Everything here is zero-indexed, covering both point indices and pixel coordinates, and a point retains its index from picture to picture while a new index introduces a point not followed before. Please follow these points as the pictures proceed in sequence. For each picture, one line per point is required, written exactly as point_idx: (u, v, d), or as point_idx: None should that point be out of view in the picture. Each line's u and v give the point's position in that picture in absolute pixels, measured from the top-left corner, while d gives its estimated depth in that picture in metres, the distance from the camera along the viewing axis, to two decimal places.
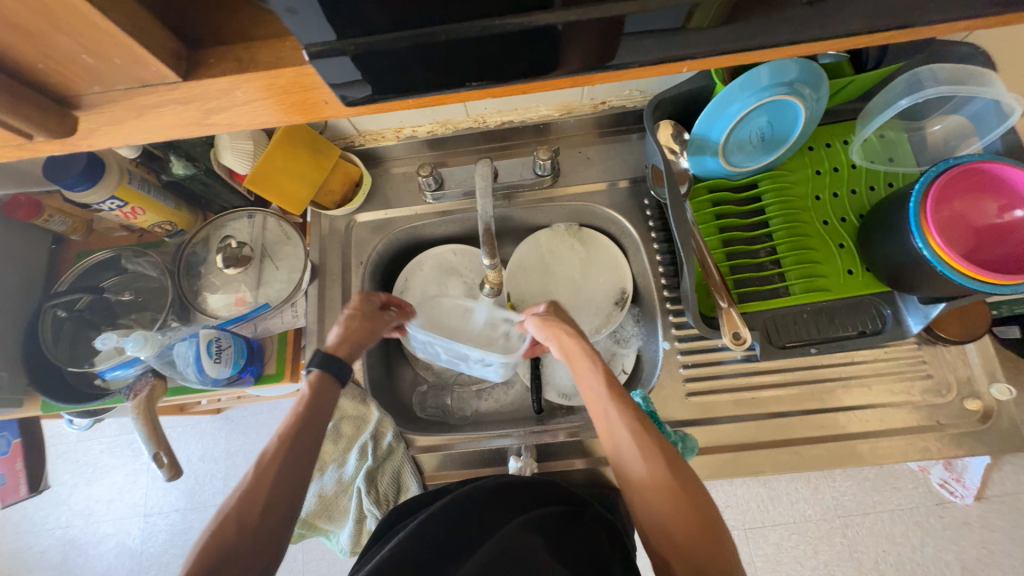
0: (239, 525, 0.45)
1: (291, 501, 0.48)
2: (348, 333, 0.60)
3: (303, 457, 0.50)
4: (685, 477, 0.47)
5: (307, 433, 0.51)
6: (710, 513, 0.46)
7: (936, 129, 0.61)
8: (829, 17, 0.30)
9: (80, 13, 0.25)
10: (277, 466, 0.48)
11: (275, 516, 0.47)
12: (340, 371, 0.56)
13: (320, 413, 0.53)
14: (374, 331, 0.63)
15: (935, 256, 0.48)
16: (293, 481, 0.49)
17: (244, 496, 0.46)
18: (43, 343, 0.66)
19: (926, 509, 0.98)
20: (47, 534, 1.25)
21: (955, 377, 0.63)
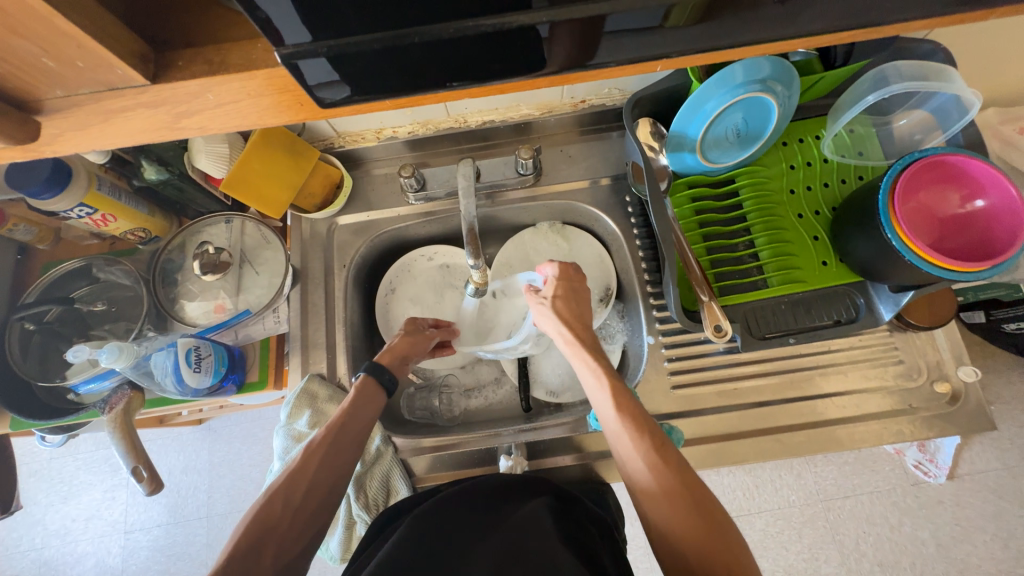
0: (285, 502, 0.48)
1: (333, 486, 0.52)
2: (396, 345, 0.65)
3: (348, 449, 0.54)
4: (687, 476, 0.48)
5: (352, 426, 0.55)
6: (714, 512, 0.46)
7: (902, 123, 0.64)
8: (799, 17, 0.31)
9: (38, 15, 0.24)
10: (323, 454, 0.52)
11: (316, 498, 0.50)
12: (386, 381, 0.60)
13: (363, 411, 0.57)
14: (417, 348, 0.68)
15: (903, 247, 0.50)
16: (337, 469, 0.52)
17: (291, 476, 0.50)
18: (11, 358, 0.64)
19: (902, 490, 1.02)
20: (21, 556, 1.20)
21: (925, 361, 0.65)
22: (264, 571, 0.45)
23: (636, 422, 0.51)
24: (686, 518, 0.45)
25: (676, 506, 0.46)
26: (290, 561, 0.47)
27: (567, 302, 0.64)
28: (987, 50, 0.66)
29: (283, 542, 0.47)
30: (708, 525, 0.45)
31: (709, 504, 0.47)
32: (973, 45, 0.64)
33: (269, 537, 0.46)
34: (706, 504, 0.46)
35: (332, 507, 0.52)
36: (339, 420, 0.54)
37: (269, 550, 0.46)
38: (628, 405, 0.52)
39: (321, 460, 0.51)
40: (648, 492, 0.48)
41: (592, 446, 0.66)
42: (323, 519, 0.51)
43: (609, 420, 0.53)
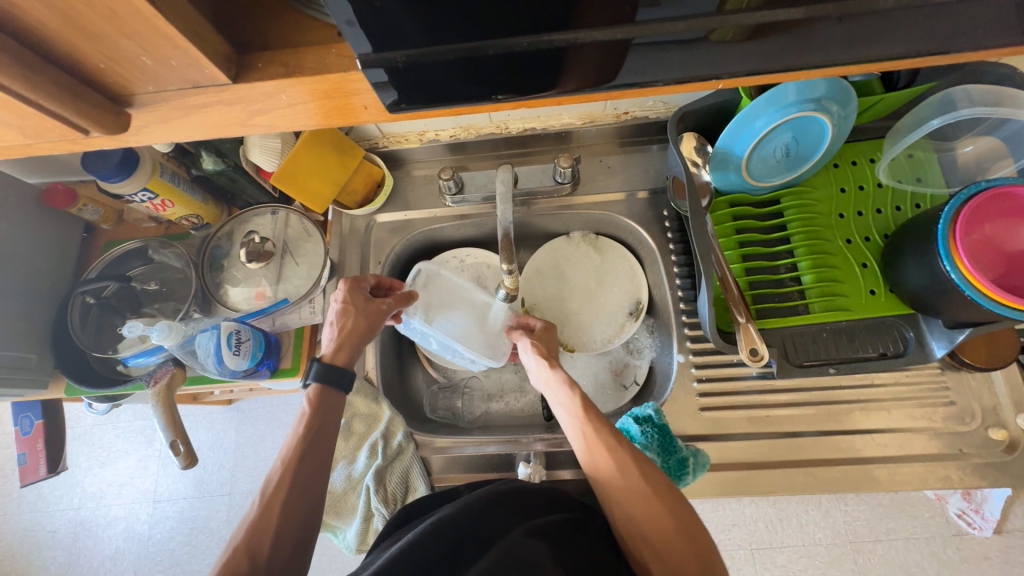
0: (252, 557, 0.47)
1: (302, 525, 0.51)
2: (342, 336, 0.61)
3: (311, 481, 0.52)
4: (661, 482, 0.50)
5: (311, 456, 0.53)
6: (687, 515, 0.48)
7: (967, 150, 0.60)
8: (872, 39, 0.30)
9: (144, 18, 0.26)
10: (286, 489, 0.51)
11: (288, 542, 0.49)
12: (340, 382, 0.58)
13: (323, 429, 0.56)
14: (370, 319, 0.63)
15: (963, 281, 0.47)
16: (303, 507, 0.51)
17: (253, 529, 0.48)
18: (72, 328, 0.69)
19: (942, 540, 0.96)
20: (59, 514, 1.28)
21: (980, 405, 0.61)
22: None
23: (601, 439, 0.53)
24: (658, 516, 0.48)
25: (641, 501, 0.49)
26: None
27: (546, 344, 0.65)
28: None
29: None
30: (682, 529, 0.47)
31: (682, 507, 0.49)
32: None
33: None
34: (673, 503, 0.49)
35: (308, 545, 0.51)
36: (297, 453, 0.52)
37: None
38: (603, 426, 0.54)
39: (285, 501, 0.50)
40: (622, 491, 0.50)
41: None
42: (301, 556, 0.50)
43: (579, 433, 0.55)
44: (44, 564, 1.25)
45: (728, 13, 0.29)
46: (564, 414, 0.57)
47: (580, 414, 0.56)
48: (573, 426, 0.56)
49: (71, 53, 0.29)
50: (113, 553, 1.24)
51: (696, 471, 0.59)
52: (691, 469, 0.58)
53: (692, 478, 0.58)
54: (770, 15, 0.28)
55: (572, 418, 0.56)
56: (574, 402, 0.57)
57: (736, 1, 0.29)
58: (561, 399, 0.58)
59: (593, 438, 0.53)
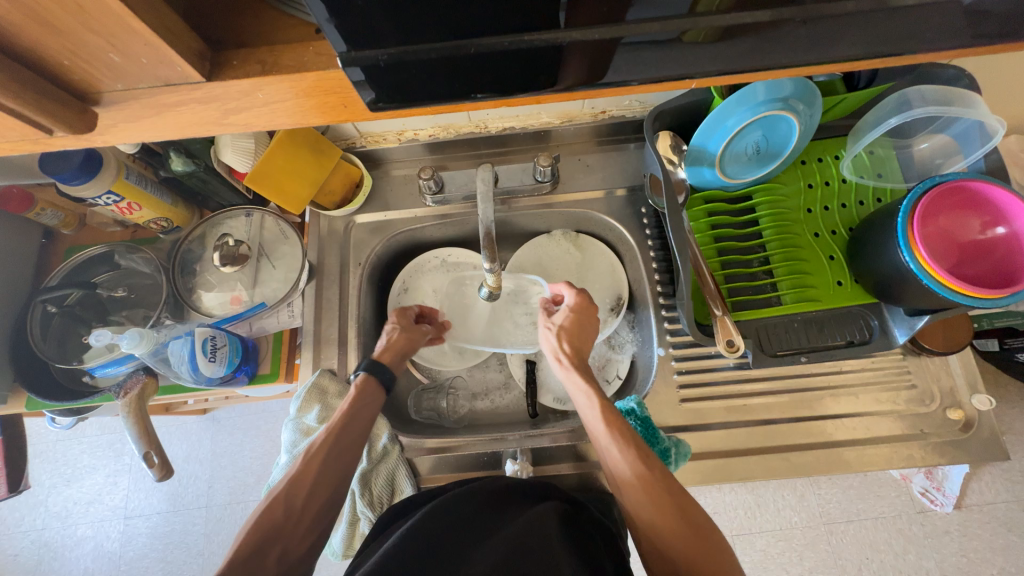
0: (286, 506, 0.49)
1: (334, 489, 0.52)
2: (393, 342, 0.66)
3: (349, 449, 0.55)
4: (671, 482, 0.49)
5: (353, 428, 0.55)
6: (698, 517, 0.47)
7: (923, 147, 0.64)
8: (839, 40, 0.31)
9: (112, 13, 0.25)
10: (326, 454, 0.52)
11: (319, 501, 0.51)
12: (385, 377, 0.61)
13: (364, 411, 0.57)
14: (411, 339, 0.68)
15: (921, 269, 0.50)
16: (337, 474, 0.53)
17: (293, 480, 0.50)
18: (32, 338, 0.65)
19: (908, 517, 1.01)
20: (22, 536, 1.22)
21: (938, 388, 0.65)
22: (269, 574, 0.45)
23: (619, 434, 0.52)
24: (668, 514, 0.47)
25: (654, 496, 0.48)
26: (296, 562, 0.48)
27: (571, 329, 0.64)
28: (1011, 79, 0.66)
29: (287, 545, 0.48)
30: (687, 520, 0.46)
31: (689, 506, 0.48)
32: (997, 73, 0.65)
33: (274, 542, 0.47)
34: (687, 505, 0.47)
35: (332, 509, 0.52)
36: (340, 425, 0.54)
37: (275, 553, 0.46)
38: (617, 421, 0.54)
39: (325, 464, 0.52)
40: (631, 489, 0.50)
41: (594, 456, 0.65)
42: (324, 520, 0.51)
43: (595, 423, 0.55)
44: None
45: (700, 14, 0.29)
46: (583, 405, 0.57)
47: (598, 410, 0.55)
48: (584, 410, 0.57)
49: (32, 48, 0.28)
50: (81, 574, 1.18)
51: (678, 461, 0.60)
52: (674, 459, 0.60)
53: (674, 468, 0.60)
54: (739, 18, 0.29)
55: (582, 403, 0.57)
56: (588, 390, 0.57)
57: (706, 3, 0.29)
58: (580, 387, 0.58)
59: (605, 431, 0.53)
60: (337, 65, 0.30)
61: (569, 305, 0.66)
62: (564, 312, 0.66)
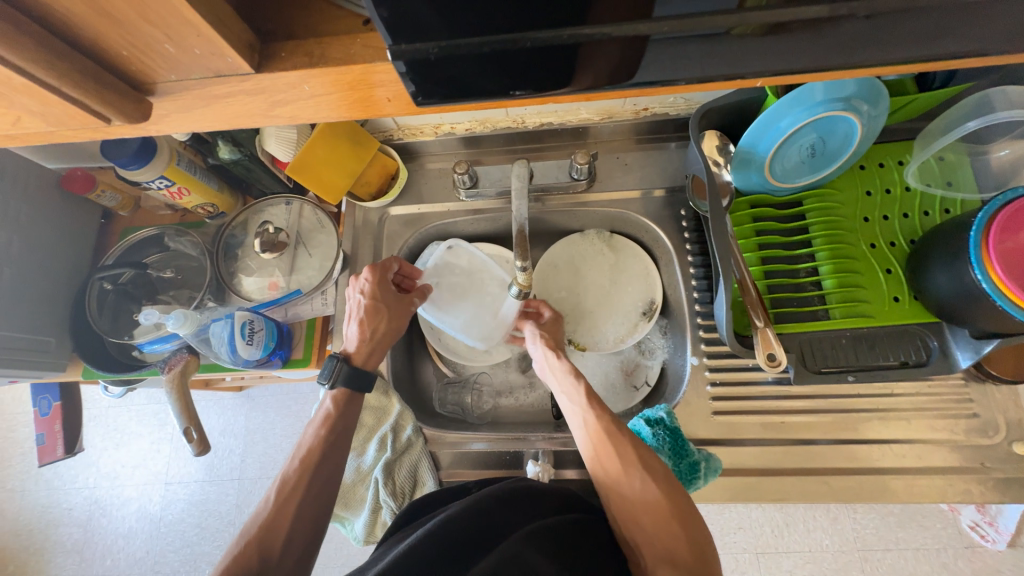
0: (262, 554, 0.49)
1: (313, 521, 0.53)
2: (378, 340, 0.64)
3: (324, 483, 0.55)
4: (663, 480, 0.51)
5: (327, 464, 0.56)
6: (688, 511, 0.49)
7: (1003, 154, 0.58)
8: (918, 37, 0.28)
9: (170, 5, 0.26)
10: (301, 494, 0.53)
11: (295, 551, 0.51)
12: (362, 386, 0.61)
13: (340, 438, 0.58)
14: (398, 317, 0.66)
15: (995, 290, 0.45)
16: (314, 507, 0.54)
17: (268, 524, 0.51)
18: (90, 313, 0.70)
19: (953, 551, 0.94)
20: (75, 492, 1.32)
21: (1005, 419, 0.59)
22: None
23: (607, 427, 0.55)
24: (658, 509, 0.49)
25: (644, 493, 0.50)
26: None
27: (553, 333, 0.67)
28: None
29: None
30: (680, 522, 0.48)
31: (683, 504, 0.50)
32: None
33: None
34: (681, 506, 0.49)
35: (310, 553, 0.53)
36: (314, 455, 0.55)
37: None
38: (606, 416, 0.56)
39: (301, 505, 0.53)
40: (624, 487, 0.51)
41: None
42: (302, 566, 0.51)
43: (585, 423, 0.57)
44: (60, 540, 1.29)
45: (753, 8, 0.27)
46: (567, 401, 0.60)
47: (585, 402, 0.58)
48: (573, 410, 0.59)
49: (95, 39, 0.29)
50: (126, 532, 1.27)
51: (707, 476, 0.58)
52: (703, 473, 0.57)
53: (703, 483, 0.58)
54: (794, 13, 0.27)
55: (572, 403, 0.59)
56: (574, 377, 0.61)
57: None
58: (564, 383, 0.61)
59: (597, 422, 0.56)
60: (384, 59, 0.30)
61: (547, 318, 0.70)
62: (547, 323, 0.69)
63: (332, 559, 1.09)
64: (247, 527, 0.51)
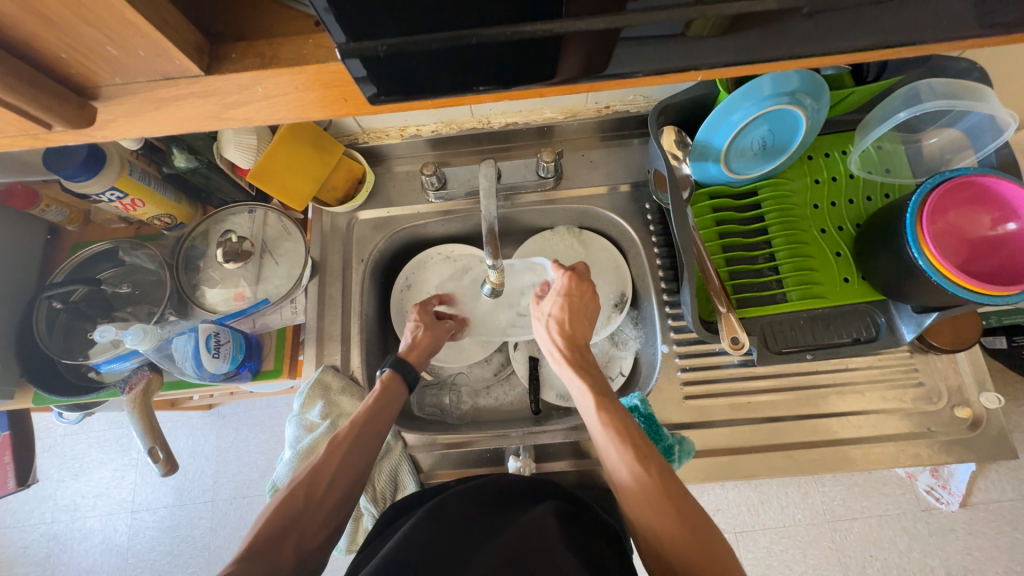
0: (308, 494, 0.51)
1: (353, 479, 0.54)
2: (418, 341, 0.68)
3: (364, 451, 0.56)
4: (672, 486, 0.48)
5: (377, 422, 0.58)
6: (703, 523, 0.46)
7: (933, 141, 0.63)
8: (846, 31, 0.31)
9: (111, 7, 0.25)
10: (349, 446, 0.55)
11: (336, 494, 0.53)
12: (409, 376, 0.63)
13: (384, 411, 0.59)
14: (437, 335, 0.70)
15: (930, 267, 0.49)
16: (357, 467, 0.55)
17: (316, 468, 0.52)
18: (38, 334, 0.66)
19: (912, 515, 1.00)
20: (31, 529, 1.23)
21: (946, 385, 0.64)
22: (284, 562, 0.47)
23: (618, 431, 0.52)
24: (668, 518, 0.46)
25: (655, 503, 0.47)
26: (309, 554, 0.49)
27: (566, 319, 0.63)
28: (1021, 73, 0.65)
29: (305, 533, 0.49)
30: (689, 527, 0.46)
31: (692, 509, 0.47)
32: (1009, 66, 0.63)
33: (291, 529, 0.48)
34: (690, 512, 0.47)
35: (349, 500, 0.54)
36: (362, 418, 0.56)
37: (291, 540, 0.48)
38: (615, 417, 0.53)
39: (348, 456, 0.54)
40: (628, 488, 0.50)
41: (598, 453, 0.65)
42: (338, 514, 0.52)
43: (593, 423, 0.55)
44: None
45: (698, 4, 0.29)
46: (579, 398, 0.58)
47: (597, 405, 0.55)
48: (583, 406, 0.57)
49: (29, 42, 0.28)
50: (90, 566, 1.19)
51: (681, 458, 0.60)
52: (677, 456, 0.59)
53: (678, 465, 0.60)
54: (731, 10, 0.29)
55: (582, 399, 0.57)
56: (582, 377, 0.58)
57: None
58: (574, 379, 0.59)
59: (606, 430, 0.53)
60: (337, 58, 0.30)
61: (558, 292, 0.65)
62: (555, 301, 0.65)
63: None
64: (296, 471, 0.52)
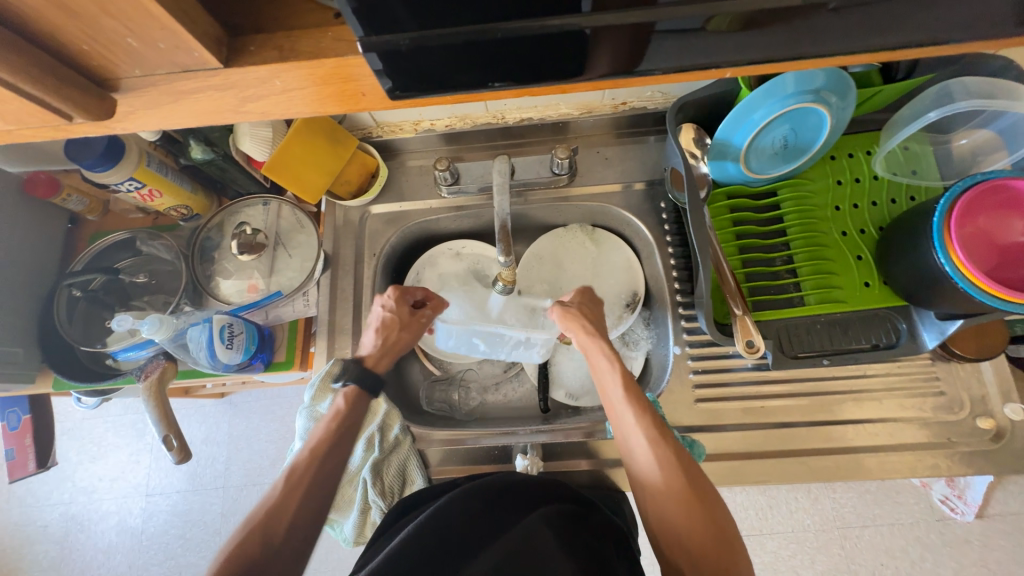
0: (264, 540, 0.47)
1: (316, 512, 0.51)
2: (385, 346, 0.63)
3: (327, 478, 0.53)
4: (702, 484, 0.49)
5: (336, 448, 0.55)
6: (725, 521, 0.48)
7: (963, 142, 0.60)
8: (881, 28, 0.29)
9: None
10: (309, 477, 0.52)
11: (299, 533, 0.49)
12: (372, 385, 0.59)
13: (347, 431, 0.56)
14: (412, 334, 0.65)
15: (956, 273, 0.47)
16: (319, 498, 0.52)
17: (275, 507, 0.49)
18: (58, 321, 0.67)
19: (926, 525, 0.98)
20: (50, 509, 1.27)
21: (969, 395, 0.62)
22: None
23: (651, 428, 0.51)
24: (695, 514, 0.47)
25: (683, 499, 0.47)
26: None
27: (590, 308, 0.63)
28: None
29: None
30: (716, 525, 0.47)
31: (718, 509, 0.48)
32: None
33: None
34: (717, 511, 0.48)
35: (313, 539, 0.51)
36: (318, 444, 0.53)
37: None
38: (649, 412, 0.52)
39: (309, 489, 0.51)
40: (658, 486, 0.49)
41: (606, 453, 0.65)
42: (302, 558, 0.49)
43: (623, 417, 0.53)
44: (35, 558, 1.24)
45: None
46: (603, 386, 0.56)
47: (627, 396, 0.53)
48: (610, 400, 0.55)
49: (50, 33, 0.28)
50: (106, 547, 1.23)
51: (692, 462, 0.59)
52: None
53: None
54: (760, 5, 0.28)
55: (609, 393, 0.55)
56: (613, 366, 0.56)
57: None
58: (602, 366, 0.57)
59: (636, 421, 0.52)
60: (356, 52, 0.30)
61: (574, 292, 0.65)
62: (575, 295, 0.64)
63: (323, 564, 1.08)
64: (254, 511, 0.49)
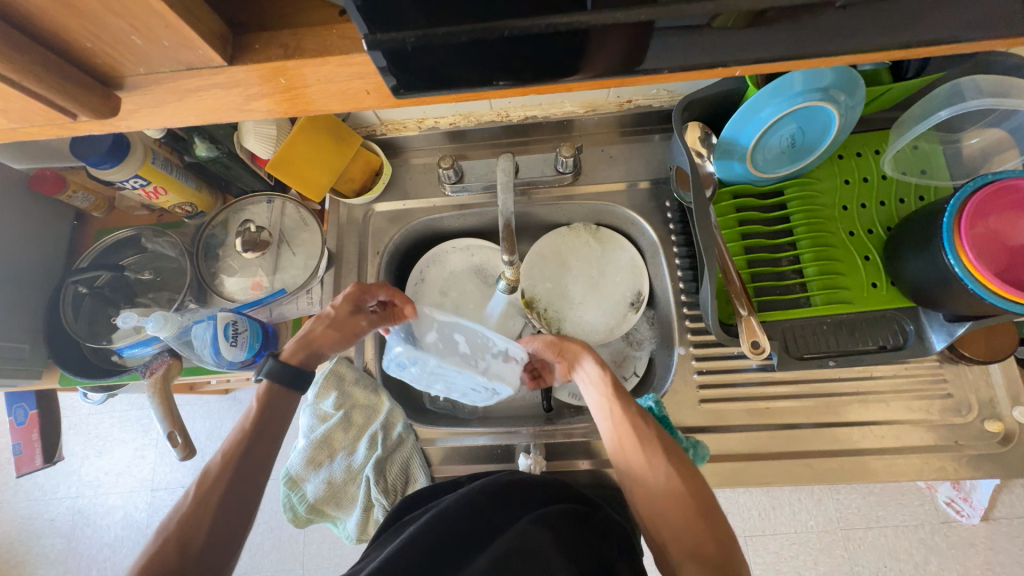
0: (181, 550, 0.44)
1: (238, 519, 0.48)
2: (304, 341, 0.59)
3: (247, 481, 0.50)
4: (694, 480, 0.49)
5: (253, 451, 0.51)
6: (719, 518, 0.47)
7: (973, 142, 0.60)
8: (891, 26, 0.29)
9: None
10: (225, 477, 0.49)
11: (216, 543, 0.46)
12: (295, 381, 0.57)
13: (268, 431, 0.53)
14: (344, 334, 0.63)
15: (966, 273, 0.46)
16: (240, 503, 0.49)
17: (186, 517, 0.46)
18: (65, 317, 0.68)
19: (931, 527, 0.98)
20: (57, 503, 1.28)
21: (977, 398, 0.62)
22: None
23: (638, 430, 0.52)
24: (688, 509, 0.47)
25: (675, 494, 0.48)
26: None
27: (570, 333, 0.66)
28: None
29: None
30: (708, 521, 0.47)
31: (711, 506, 0.48)
32: None
33: None
34: (710, 507, 0.48)
35: (235, 548, 0.48)
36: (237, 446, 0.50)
37: None
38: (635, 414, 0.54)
39: (226, 492, 0.48)
40: (651, 484, 0.50)
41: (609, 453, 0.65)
42: (219, 569, 0.46)
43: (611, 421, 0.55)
44: (42, 551, 1.26)
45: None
46: (590, 394, 0.58)
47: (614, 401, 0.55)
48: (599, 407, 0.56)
49: (54, 31, 0.28)
50: (111, 540, 1.24)
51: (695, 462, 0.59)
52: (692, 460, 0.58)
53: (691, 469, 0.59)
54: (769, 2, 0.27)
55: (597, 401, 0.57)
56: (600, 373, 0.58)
57: None
58: (587, 373, 0.59)
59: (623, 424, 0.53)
60: (361, 50, 0.29)
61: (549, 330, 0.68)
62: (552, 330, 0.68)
63: (326, 560, 1.09)
64: (166, 520, 0.46)
